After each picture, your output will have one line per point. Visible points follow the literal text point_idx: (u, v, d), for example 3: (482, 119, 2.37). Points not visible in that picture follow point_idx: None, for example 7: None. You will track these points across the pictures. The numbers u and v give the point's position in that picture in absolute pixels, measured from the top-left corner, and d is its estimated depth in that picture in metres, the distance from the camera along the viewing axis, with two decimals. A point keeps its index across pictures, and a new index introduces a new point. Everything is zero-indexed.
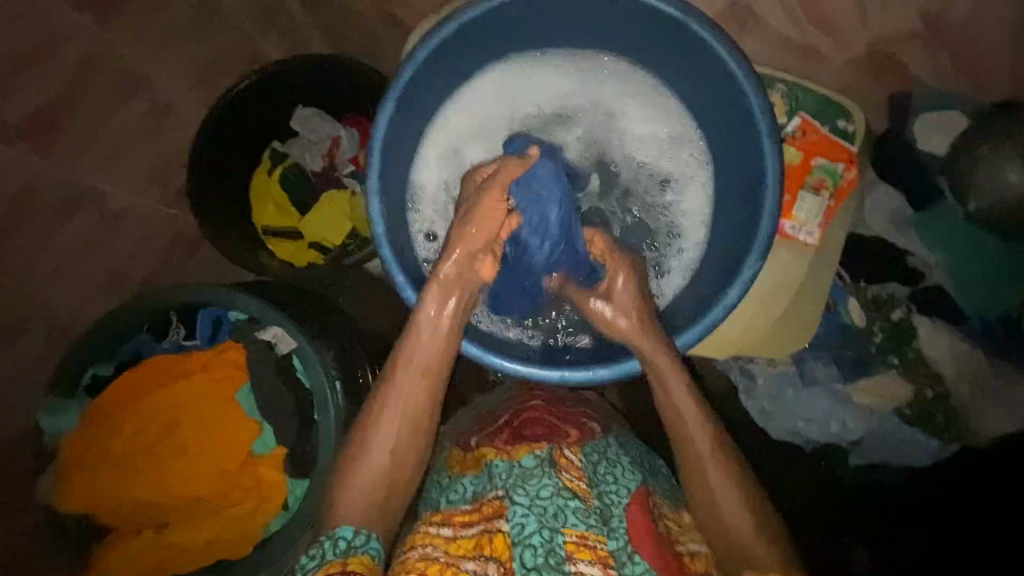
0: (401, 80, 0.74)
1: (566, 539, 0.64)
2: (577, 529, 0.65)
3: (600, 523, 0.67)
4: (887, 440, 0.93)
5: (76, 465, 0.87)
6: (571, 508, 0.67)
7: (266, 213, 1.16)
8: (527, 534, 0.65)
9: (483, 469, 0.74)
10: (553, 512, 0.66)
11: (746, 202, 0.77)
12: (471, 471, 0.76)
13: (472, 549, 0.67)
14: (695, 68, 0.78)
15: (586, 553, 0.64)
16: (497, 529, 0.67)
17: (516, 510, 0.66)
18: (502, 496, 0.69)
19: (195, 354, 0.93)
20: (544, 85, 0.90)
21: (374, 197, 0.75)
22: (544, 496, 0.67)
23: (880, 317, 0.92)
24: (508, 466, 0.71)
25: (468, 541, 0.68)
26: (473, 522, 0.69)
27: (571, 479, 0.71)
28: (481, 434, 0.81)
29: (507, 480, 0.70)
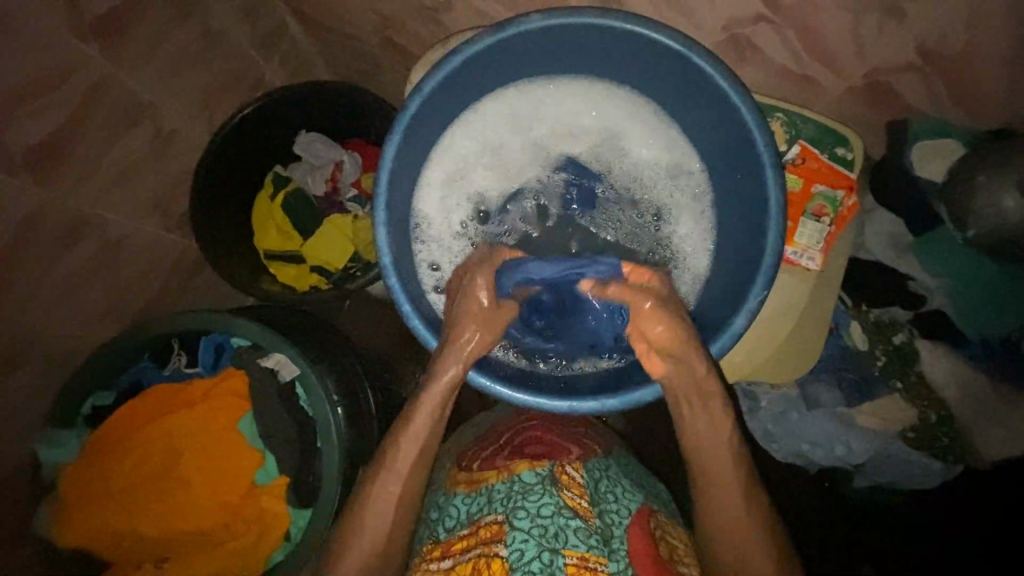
0: (407, 111, 0.76)
1: (566, 561, 0.64)
2: (578, 551, 0.65)
3: (601, 544, 0.67)
4: (892, 462, 0.93)
5: (75, 498, 0.85)
6: (571, 528, 0.67)
7: (267, 235, 1.16)
8: (526, 561, 0.64)
9: (482, 491, 0.74)
10: (553, 532, 0.66)
11: (750, 229, 0.78)
12: (467, 488, 0.77)
13: (468, 575, 0.66)
14: (696, 98, 0.80)
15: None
16: (494, 553, 0.66)
17: (515, 536, 0.66)
18: (501, 521, 0.69)
19: (197, 383, 0.92)
20: (547, 114, 0.92)
21: (380, 226, 0.75)
22: (544, 515, 0.67)
23: (882, 340, 0.94)
24: (507, 485, 0.72)
25: (466, 566, 0.68)
26: (471, 547, 0.69)
27: (572, 497, 0.71)
28: (484, 455, 0.81)
29: (507, 503, 0.70)
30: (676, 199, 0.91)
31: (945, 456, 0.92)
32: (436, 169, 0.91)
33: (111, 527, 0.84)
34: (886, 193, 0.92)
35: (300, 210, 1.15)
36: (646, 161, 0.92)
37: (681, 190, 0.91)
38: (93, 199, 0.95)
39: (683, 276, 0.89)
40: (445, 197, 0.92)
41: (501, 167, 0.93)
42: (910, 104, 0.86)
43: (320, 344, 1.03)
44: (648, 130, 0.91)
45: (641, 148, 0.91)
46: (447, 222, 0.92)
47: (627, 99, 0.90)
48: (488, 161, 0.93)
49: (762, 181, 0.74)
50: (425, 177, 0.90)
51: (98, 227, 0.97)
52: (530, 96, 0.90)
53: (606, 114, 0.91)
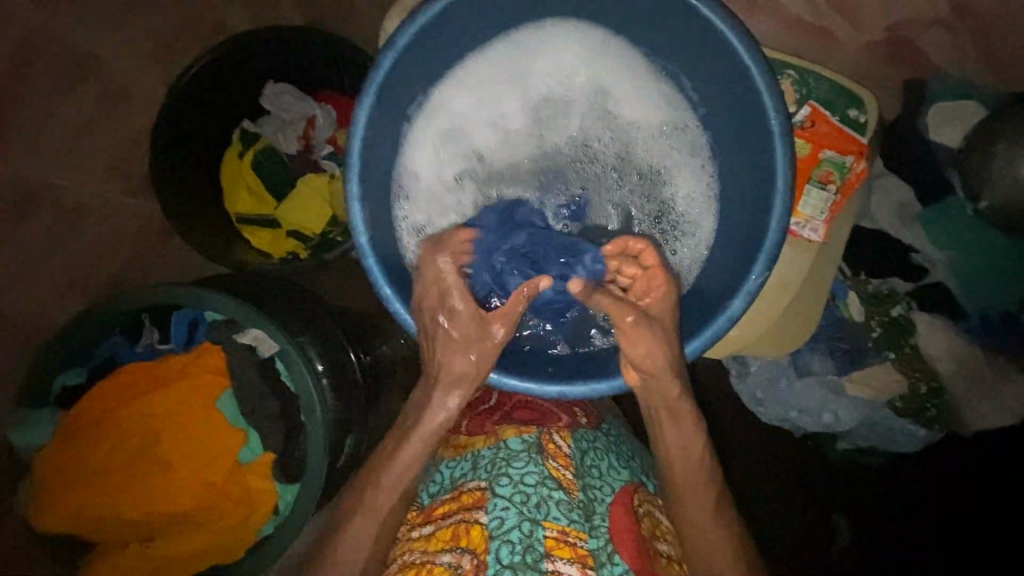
0: (380, 69, 0.68)
1: (546, 533, 0.63)
2: (559, 524, 0.64)
3: (582, 518, 0.65)
4: (876, 429, 0.94)
5: (52, 483, 0.83)
6: (554, 499, 0.66)
7: (239, 197, 1.08)
8: (506, 529, 0.63)
9: (467, 456, 0.73)
10: (535, 502, 0.65)
11: (755, 200, 0.73)
12: (453, 455, 0.75)
13: (449, 541, 0.66)
14: (701, 55, 0.73)
15: (566, 551, 0.63)
16: (475, 520, 0.65)
17: (496, 504, 0.65)
18: (484, 487, 0.68)
19: (172, 359, 0.88)
20: (540, 71, 0.84)
21: (355, 201, 0.69)
22: (527, 484, 0.66)
23: (880, 312, 0.91)
24: (492, 453, 0.71)
25: (445, 531, 0.67)
26: (452, 512, 0.68)
27: (557, 467, 0.69)
28: (471, 418, 0.79)
29: (490, 471, 0.69)
30: (673, 168, 0.84)
31: (933, 426, 0.92)
32: (415, 129, 0.82)
33: (93, 509, 0.83)
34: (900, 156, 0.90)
35: (272, 169, 1.08)
36: (642, 120, 0.85)
37: (679, 153, 0.84)
38: None
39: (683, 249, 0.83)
40: (428, 163, 0.84)
41: (488, 127, 0.85)
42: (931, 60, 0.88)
43: (304, 316, 0.99)
44: (646, 85, 0.83)
45: (639, 113, 0.85)
46: (430, 193, 0.84)
47: (626, 50, 0.82)
48: (474, 121, 0.85)
49: (767, 149, 0.69)
50: (404, 138, 0.82)
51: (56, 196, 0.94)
52: (517, 47, 0.82)
53: (601, 69, 0.84)
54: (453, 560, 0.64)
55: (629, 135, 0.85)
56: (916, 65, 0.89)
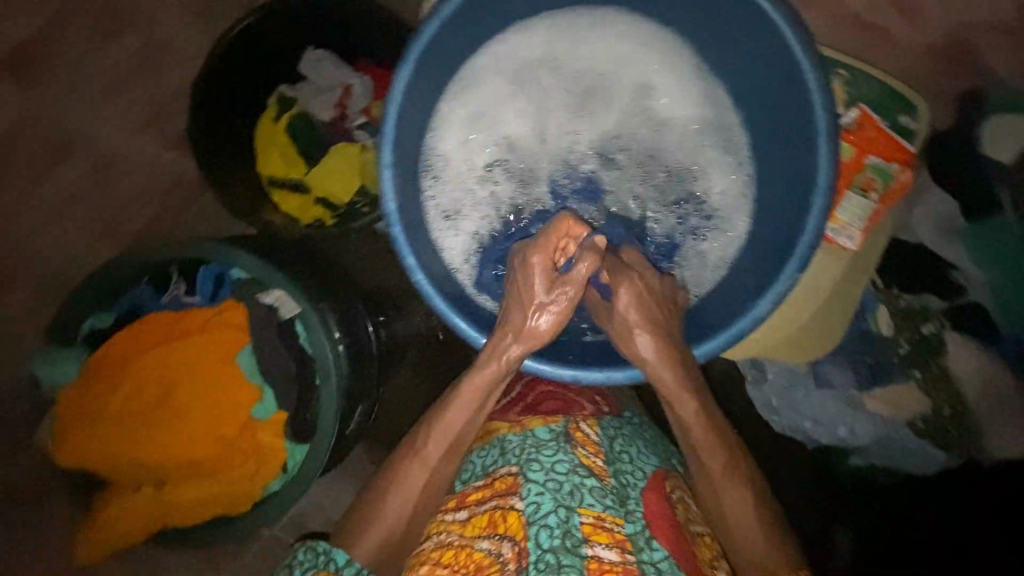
0: (424, 36, 0.67)
1: (582, 520, 0.58)
2: (594, 510, 0.59)
3: (617, 504, 0.61)
4: (890, 447, 0.92)
5: (74, 421, 0.86)
6: (587, 486, 0.61)
7: (270, 160, 1.08)
8: (542, 514, 0.59)
9: (494, 443, 0.70)
10: (568, 489, 0.61)
11: (792, 200, 0.71)
12: (480, 445, 0.72)
13: (484, 527, 0.62)
14: (750, 49, 0.71)
15: (603, 537, 0.58)
16: (510, 506, 0.62)
17: (530, 489, 0.61)
18: (516, 473, 0.64)
19: (196, 311, 0.90)
20: (580, 58, 0.84)
21: (386, 168, 0.68)
22: (558, 471, 0.62)
23: (909, 328, 0.89)
24: (521, 439, 0.67)
25: (480, 518, 0.63)
26: (486, 498, 0.64)
27: (586, 455, 0.65)
28: (493, 408, 0.76)
29: (520, 455, 0.65)
30: (705, 167, 0.84)
31: (952, 448, 0.89)
32: (453, 105, 0.82)
33: (110, 450, 0.85)
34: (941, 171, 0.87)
35: (306, 135, 1.09)
36: (680, 114, 0.84)
37: (714, 152, 0.83)
38: None
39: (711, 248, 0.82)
40: (463, 140, 0.83)
41: (525, 110, 0.85)
42: (994, 69, 0.88)
43: (325, 282, 1.00)
44: (687, 80, 0.83)
45: (677, 109, 0.84)
46: (461, 172, 0.83)
47: (670, 43, 0.82)
48: (511, 102, 0.84)
49: (810, 149, 0.67)
50: (442, 113, 0.81)
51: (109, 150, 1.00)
52: (561, 31, 0.83)
53: (642, 61, 0.83)
54: (492, 547, 0.60)
55: (665, 130, 0.85)
56: (971, 73, 0.89)
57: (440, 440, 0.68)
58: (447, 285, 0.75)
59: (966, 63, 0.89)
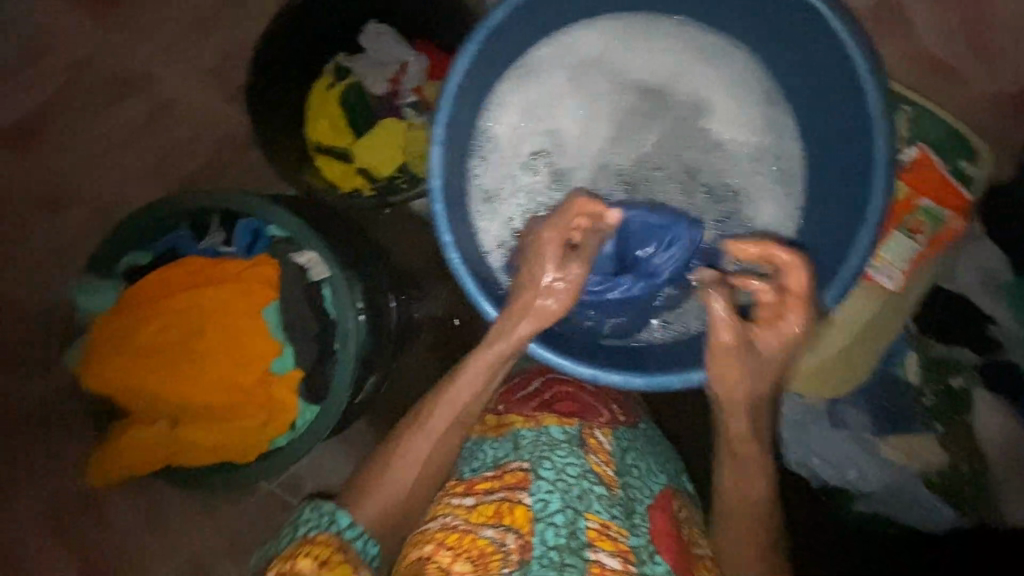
0: (493, 19, 0.67)
1: (588, 525, 0.59)
2: (600, 517, 0.60)
3: (623, 515, 0.62)
4: (898, 495, 0.89)
5: (101, 348, 0.88)
6: (595, 493, 0.62)
7: (318, 127, 1.10)
8: (549, 512, 0.60)
9: (508, 437, 0.68)
10: (577, 494, 0.61)
11: (841, 229, 0.69)
12: (493, 435, 0.70)
13: (491, 517, 0.61)
14: (818, 72, 0.70)
15: (607, 544, 0.59)
16: (518, 500, 0.61)
17: (540, 486, 0.61)
18: (527, 469, 0.63)
19: (230, 260, 0.92)
20: (644, 59, 0.84)
21: (436, 144, 0.69)
22: (568, 474, 0.63)
23: (936, 379, 0.87)
24: (534, 435, 0.66)
25: (488, 507, 0.62)
26: (494, 489, 0.63)
27: (598, 462, 0.66)
28: (507, 399, 0.74)
29: (534, 451, 0.65)
30: (757, 185, 0.82)
31: (964, 508, 0.87)
32: (510, 90, 0.82)
33: (132, 378, 0.88)
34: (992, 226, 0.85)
35: (358, 106, 1.10)
36: (739, 131, 0.83)
37: (767, 172, 0.81)
38: None
39: None
40: (516, 125, 0.83)
41: (581, 105, 0.85)
42: None
43: (358, 252, 1.02)
44: (752, 98, 0.81)
45: (736, 124, 0.82)
46: (507, 158, 0.83)
47: (742, 59, 0.81)
48: (570, 96, 0.84)
49: (865, 180, 0.65)
50: (498, 96, 0.81)
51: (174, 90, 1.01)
52: (631, 32, 0.82)
53: (707, 72, 0.83)
54: (497, 536, 0.59)
55: (721, 142, 0.83)
56: None
57: (446, 411, 0.68)
58: (480, 268, 0.75)
59: None
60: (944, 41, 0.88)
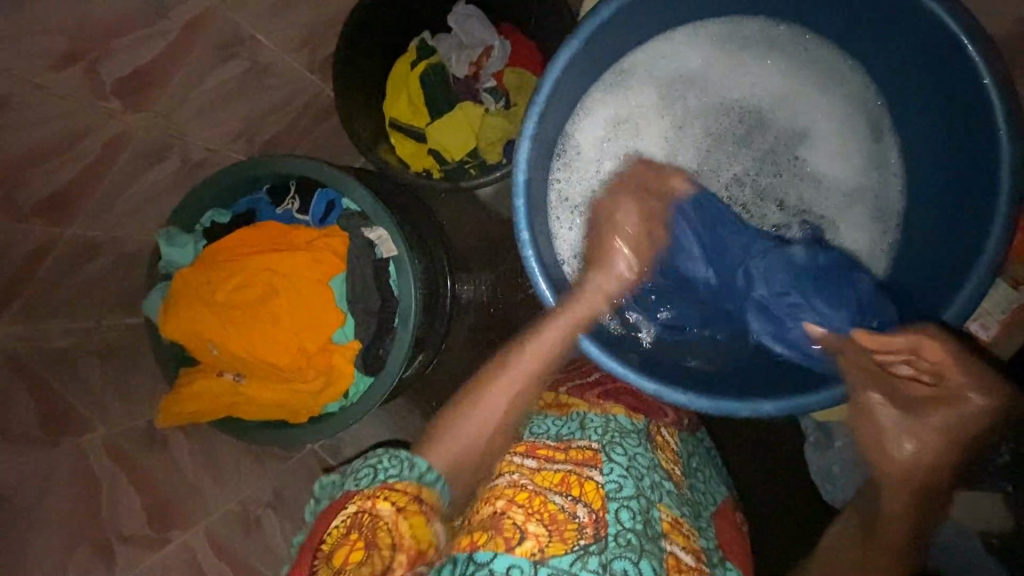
0: (600, 15, 0.66)
1: (662, 516, 0.61)
2: (672, 511, 0.62)
3: (690, 515, 0.65)
4: (952, 553, 0.86)
5: (179, 301, 0.92)
6: (665, 488, 0.64)
7: (396, 103, 1.12)
8: (624, 495, 0.60)
9: (574, 416, 0.68)
10: (648, 483, 0.63)
11: (940, 273, 0.67)
12: (556, 413, 0.70)
13: (558, 484, 0.61)
14: (942, 105, 0.66)
15: (681, 538, 0.61)
16: (587, 476, 0.62)
17: (612, 468, 0.62)
18: (596, 449, 0.64)
19: (306, 228, 0.96)
20: (742, 76, 0.81)
21: (526, 140, 0.68)
22: (639, 463, 0.64)
23: (1017, 443, 0.82)
24: (603, 421, 0.67)
25: (553, 474, 0.62)
26: (559, 459, 0.63)
27: (665, 459, 0.68)
28: (568, 385, 0.75)
29: (603, 435, 0.65)
30: (847, 219, 0.79)
31: None
32: (599, 96, 0.80)
33: (206, 332, 0.91)
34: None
35: (437, 87, 1.10)
36: (838, 161, 0.79)
37: (858, 208, 0.79)
38: (253, 20, 0.92)
39: None
40: (601, 130, 0.82)
41: (674, 117, 0.82)
42: None
43: (421, 231, 1.05)
44: (859, 128, 0.78)
45: (832, 153, 0.80)
46: (593, 162, 0.82)
47: (851, 86, 0.77)
48: (663, 105, 0.82)
49: (978, 228, 0.62)
50: (587, 102, 0.80)
51: (252, 51, 0.95)
52: (738, 48, 0.80)
53: (806, 95, 0.80)
54: (567, 505, 0.60)
55: (814, 171, 0.80)
56: None
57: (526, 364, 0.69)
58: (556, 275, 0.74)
59: None
60: None
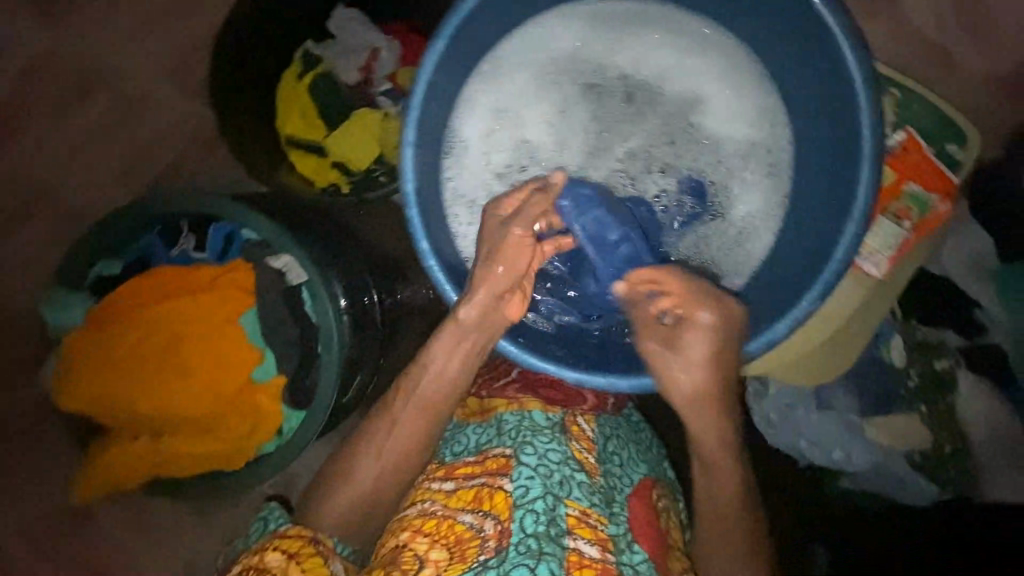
0: (461, 10, 0.64)
1: (568, 512, 0.61)
2: (580, 505, 0.62)
3: (603, 503, 0.64)
4: (884, 476, 0.90)
5: (73, 368, 0.85)
6: (576, 480, 0.63)
7: (290, 119, 1.05)
8: (530, 498, 0.61)
9: (492, 421, 0.70)
10: (558, 480, 0.63)
11: (833, 217, 0.67)
12: (476, 420, 0.72)
13: (470, 502, 0.63)
14: (806, 53, 0.67)
15: (587, 532, 0.61)
16: (499, 486, 0.63)
17: (521, 472, 0.63)
18: (509, 454, 0.65)
19: (203, 268, 0.89)
20: (620, 49, 0.83)
21: (408, 145, 0.66)
22: (551, 460, 0.64)
23: (921, 362, 0.88)
24: (518, 420, 0.68)
25: (467, 492, 0.63)
26: (476, 474, 0.65)
27: (580, 450, 0.67)
28: (489, 387, 0.77)
29: (516, 437, 0.66)
30: (740, 176, 0.81)
31: (946, 485, 0.89)
32: (482, 88, 0.80)
33: (111, 396, 0.86)
34: (965, 206, 0.88)
35: (330, 95, 1.05)
36: (724, 124, 0.81)
37: (748, 164, 0.81)
38: None
39: (743, 259, 0.79)
40: (489, 123, 0.82)
41: (561, 98, 0.83)
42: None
43: (334, 248, 0.98)
44: (738, 85, 0.80)
45: (716, 113, 0.81)
46: (485, 156, 0.82)
47: (724, 45, 0.79)
48: (547, 88, 0.83)
49: (852, 170, 0.64)
50: (470, 97, 0.80)
51: None
52: (608, 27, 0.82)
53: (684, 59, 0.82)
54: (475, 522, 0.61)
55: (702, 131, 0.82)
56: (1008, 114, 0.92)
57: (414, 388, 0.69)
58: (461, 279, 0.73)
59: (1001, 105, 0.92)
60: (898, 36, 0.94)
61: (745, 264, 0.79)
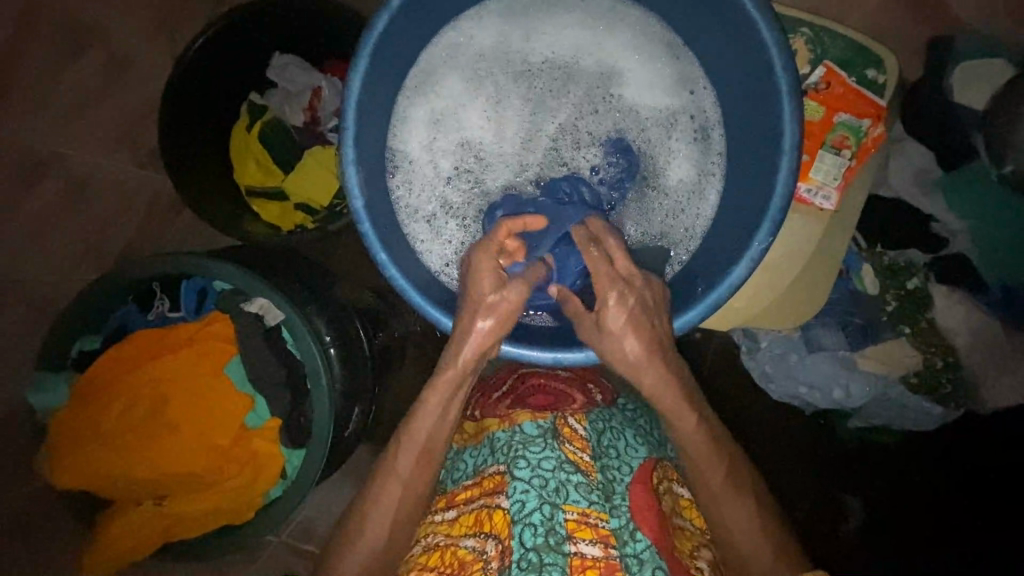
0: (375, 28, 0.67)
1: (567, 517, 0.62)
2: (579, 507, 0.63)
3: (602, 499, 0.65)
4: (887, 405, 0.91)
5: (66, 445, 0.86)
6: (572, 483, 0.65)
7: (248, 170, 1.08)
8: (527, 512, 0.63)
9: (485, 442, 0.73)
10: (554, 487, 0.64)
11: (761, 158, 0.70)
12: (473, 443, 0.76)
13: (471, 525, 0.66)
14: (709, 7, 0.70)
15: (587, 532, 0.62)
16: (496, 505, 0.65)
17: (515, 487, 0.65)
18: (503, 471, 0.67)
19: (182, 326, 0.90)
20: (540, 38, 0.86)
21: (349, 164, 0.68)
22: (544, 469, 0.66)
23: (894, 284, 0.89)
24: (508, 436, 0.70)
25: (468, 518, 0.67)
26: (474, 497, 0.69)
27: (574, 451, 0.68)
28: (485, 404, 0.80)
29: (508, 453, 0.68)
30: (675, 137, 0.84)
31: (947, 401, 0.90)
32: (414, 100, 0.83)
33: (108, 468, 0.86)
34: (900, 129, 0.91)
35: (280, 142, 1.07)
36: (651, 94, 0.84)
37: (679, 124, 0.84)
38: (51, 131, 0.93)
39: (695, 216, 0.82)
40: (427, 132, 0.84)
41: (491, 95, 0.86)
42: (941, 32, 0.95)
43: (308, 283, 0.98)
44: (657, 51, 0.83)
45: (641, 82, 0.85)
46: (429, 164, 0.84)
47: (635, 18, 0.83)
48: (479, 87, 0.85)
49: (774, 107, 0.66)
50: (405, 109, 0.83)
51: (64, 164, 0.96)
52: (525, 20, 0.85)
53: (602, 38, 0.85)
54: (477, 544, 0.64)
55: (631, 101, 0.85)
56: (918, 37, 0.96)
57: (413, 446, 0.68)
58: (426, 286, 0.75)
59: (912, 30, 0.96)
60: None
61: (697, 222, 0.82)
